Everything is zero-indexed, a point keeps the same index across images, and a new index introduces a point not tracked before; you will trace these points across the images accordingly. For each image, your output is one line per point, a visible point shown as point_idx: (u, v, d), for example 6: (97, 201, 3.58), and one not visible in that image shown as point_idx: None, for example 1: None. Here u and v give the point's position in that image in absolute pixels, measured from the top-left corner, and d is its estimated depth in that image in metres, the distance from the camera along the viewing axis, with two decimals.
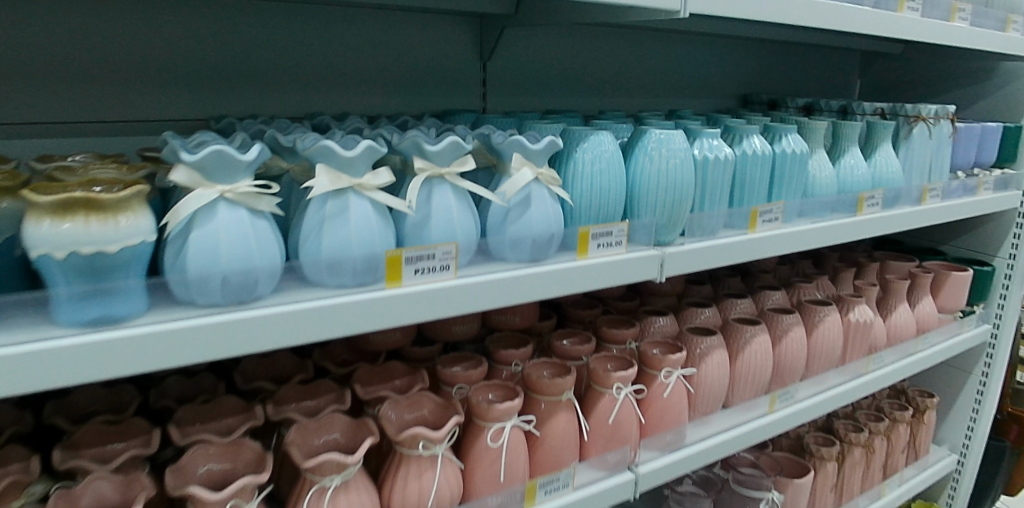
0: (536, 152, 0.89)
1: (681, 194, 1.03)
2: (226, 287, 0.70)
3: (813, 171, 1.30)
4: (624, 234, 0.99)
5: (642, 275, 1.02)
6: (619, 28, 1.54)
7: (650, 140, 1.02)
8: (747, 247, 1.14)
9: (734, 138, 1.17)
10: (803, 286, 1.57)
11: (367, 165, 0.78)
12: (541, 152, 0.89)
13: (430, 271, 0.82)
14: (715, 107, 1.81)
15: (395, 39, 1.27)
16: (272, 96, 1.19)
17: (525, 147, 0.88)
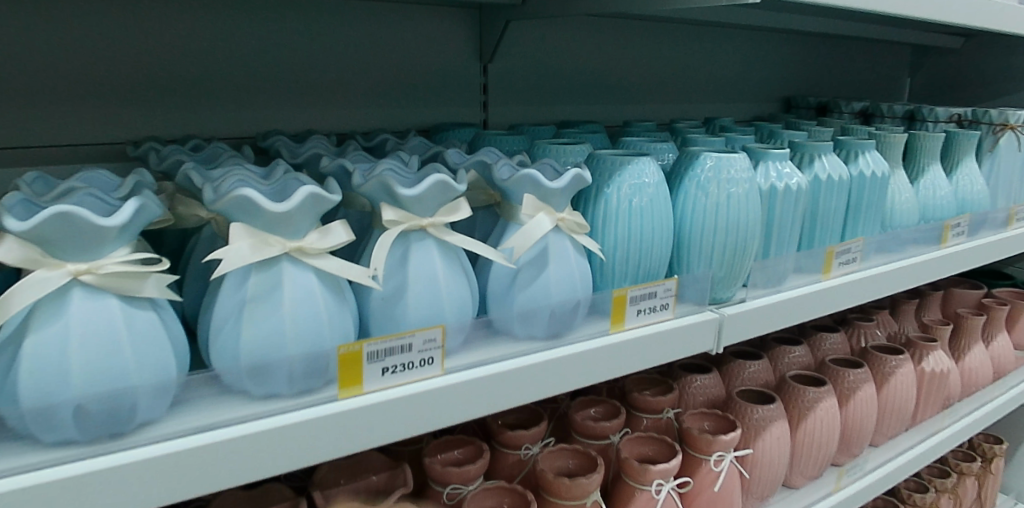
0: (556, 190, 0.64)
1: (745, 238, 0.79)
2: (85, 418, 0.45)
3: (892, 196, 1.05)
4: (672, 294, 0.74)
5: (695, 347, 0.77)
6: (646, 22, 1.29)
7: (704, 167, 0.77)
8: (821, 299, 0.90)
9: (803, 160, 0.92)
10: (866, 326, 1.30)
11: (311, 221, 0.53)
12: (563, 190, 0.64)
13: (408, 368, 0.57)
14: (753, 114, 1.56)
15: (374, 36, 1.03)
16: (217, 109, 0.94)
17: (540, 185, 0.63)
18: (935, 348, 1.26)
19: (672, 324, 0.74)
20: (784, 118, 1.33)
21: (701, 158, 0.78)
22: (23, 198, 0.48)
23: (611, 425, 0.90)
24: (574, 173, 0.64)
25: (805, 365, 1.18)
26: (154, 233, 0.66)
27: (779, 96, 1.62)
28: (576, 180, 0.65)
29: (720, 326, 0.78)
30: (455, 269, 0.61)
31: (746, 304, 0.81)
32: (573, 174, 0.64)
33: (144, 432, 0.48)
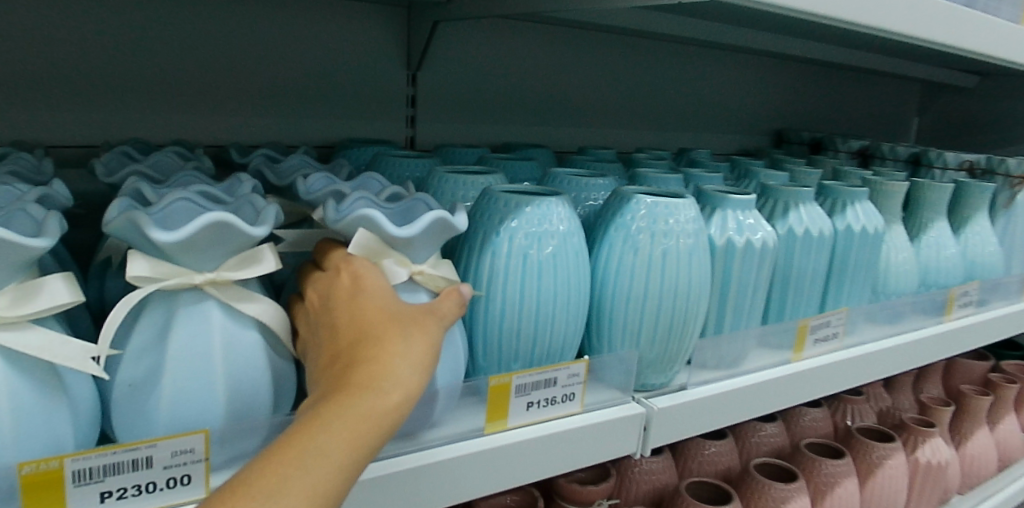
0: (409, 238, 0.46)
1: (687, 310, 0.60)
2: None
3: (887, 256, 0.87)
4: (579, 381, 0.56)
5: (609, 449, 0.58)
6: (613, 36, 1.13)
7: (636, 215, 0.59)
8: (786, 386, 0.72)
9: (776, 208, 0.74)
10: (855, 402, 1.11)
11: (2, 277, 0.37)
12: (421, 237, 0.47)
13: (144, 491, 0.40)
14: (738, 146, 1.39)
15: (273, 33, 0.87)
16: (66, 110, 0.78)
17: (381, 231, 0.45)
18: (930, 434, 1.07)
19: (576, 421, 0.56)
20: (768, 154, 1.15)
21: (632, 203, 0.60)
22: None
23: None
24: (437, 216, 0.46)
25: (777, 448, 0.99)
26: None
27: (769, 129, 1.45)
28: (443, 225, 0.47)
29: (647, 424, 0.60)
30: (248, 344, 0.44)
31: (686, 394, 0.63)
32: (436, 217, 0.46)
33: None
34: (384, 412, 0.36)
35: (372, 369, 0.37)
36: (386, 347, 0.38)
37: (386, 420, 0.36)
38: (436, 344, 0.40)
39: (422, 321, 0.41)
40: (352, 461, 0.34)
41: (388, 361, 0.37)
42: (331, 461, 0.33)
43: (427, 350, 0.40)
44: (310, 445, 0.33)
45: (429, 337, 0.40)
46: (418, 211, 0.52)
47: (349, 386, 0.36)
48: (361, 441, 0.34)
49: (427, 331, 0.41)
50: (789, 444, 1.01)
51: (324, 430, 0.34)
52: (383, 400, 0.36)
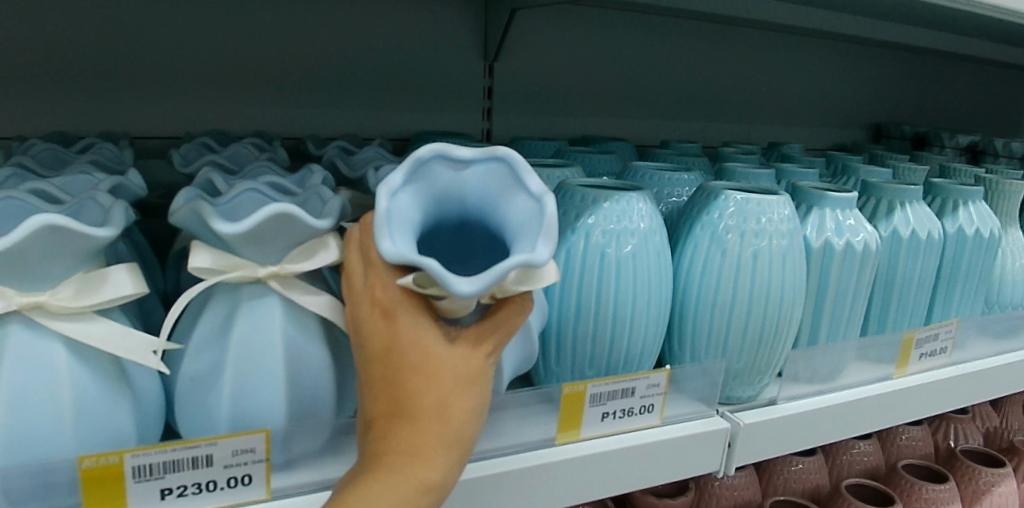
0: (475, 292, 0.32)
1: (779, 319, 0.55)
2: None
3: (1005, 262, 0.78)
4: (659, 392, 0.52)
5: (690, 466, 0.54)
6: (699, 24, 1.07)
7: (724, 213, 0.55)
8: (886, 404, 0.65)
9: (880, 207, 0.67)
10: (959, 421, 1.01)
11: (66, 266, 0.37)
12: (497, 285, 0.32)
13: (204, 490, 0.39)
14: (832, 141, 1.30)
15: (351, 25, 0.86)
16: (150, 103, 0.80)
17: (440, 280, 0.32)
18: None
19: (656, 434, 0.52)
20: (866, 149, 1.07)
21: (721, 200, 0.55)
22: None
23: None
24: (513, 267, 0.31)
25: (872, 468, 0.91)
26: None
27: (866, 123, 1.35)
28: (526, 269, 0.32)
29: (732, 441, 0.55)
30: (310, 344, 0.42)
31: (774, 409, 0.58)
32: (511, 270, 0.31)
33: None
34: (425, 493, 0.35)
35: (411, 453, 0.35)
36: (427, 426, 0.36)
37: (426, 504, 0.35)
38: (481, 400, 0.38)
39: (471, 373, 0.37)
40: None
41: (424, 445, 0.35)
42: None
43: (472, 419, 0.37)
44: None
45: (476, 397, 0.37)
46: (506, 184, 0.35)
47: (389, 475, 0.34)
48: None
49: (470, 390, 0.37)
50: (884, 464, 0.93)
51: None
52: (424, 485, 0.35)
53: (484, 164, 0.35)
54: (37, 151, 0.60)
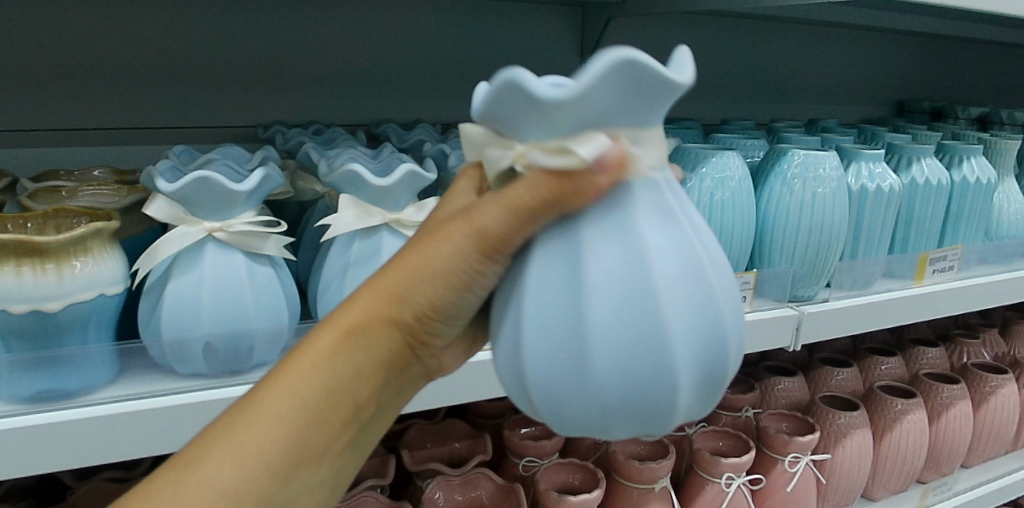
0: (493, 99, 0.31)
1: (830, 238, 0.78)
2: (211, 354, 0.53)
3: (1000, 205, 1.00)
4: (748, 288, 0.75)
5: (772, 342, 0.77)
6: (752, 20, 1.27)
7: (791, 165, 0.78)
8: (910, 306, 0.88)
9: (900, 161, 0.90)
10: (968, 343, 1.23)
11: (410, 195, 0.59)
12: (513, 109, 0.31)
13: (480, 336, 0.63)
14: (860, 117, 1.51)
15: (482, 35, 1.07)
16: (330, 101, 1.00)
17: None
18: None
19: (752, 317, 0.75)
20: (892, 121, 1.27)
21: (788, 156, 0.78)
22: (172, 166, 0.56)
23: (687, 417, 0.90)
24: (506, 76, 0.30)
25: (898, 377, 1.13)
26: (278, 204, 0.72)
27: (889, 100, 1.55)
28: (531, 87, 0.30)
29: (799, 325, 0.78)
30: None
31: (828, 304, 0.81)
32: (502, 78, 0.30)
33: (258, 372, 0.55)
34: (354, 358, 0.37)
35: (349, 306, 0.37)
36: (389, 272, 0.37)
37: (364, 368, 0.38)
38: (445, 275, 0.35)
39: (436, 241, 0.35)
40: (313, 409, 0.37)
41: (370, 288, 0.38)
42: (274, 410, 0.37)
43: (428, 291, 0.36)
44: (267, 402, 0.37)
45: (429, 266, 0.35)
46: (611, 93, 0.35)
47: (321, 339, 0.37)
48: (324, 394, 0.37)
49: (439, 242, 0.35)
50: (908, 375, 1.15)
51: (278, 381, 0.37)
52: (345, 352, 0.37)
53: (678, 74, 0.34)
54: (292, 134, 0.77)
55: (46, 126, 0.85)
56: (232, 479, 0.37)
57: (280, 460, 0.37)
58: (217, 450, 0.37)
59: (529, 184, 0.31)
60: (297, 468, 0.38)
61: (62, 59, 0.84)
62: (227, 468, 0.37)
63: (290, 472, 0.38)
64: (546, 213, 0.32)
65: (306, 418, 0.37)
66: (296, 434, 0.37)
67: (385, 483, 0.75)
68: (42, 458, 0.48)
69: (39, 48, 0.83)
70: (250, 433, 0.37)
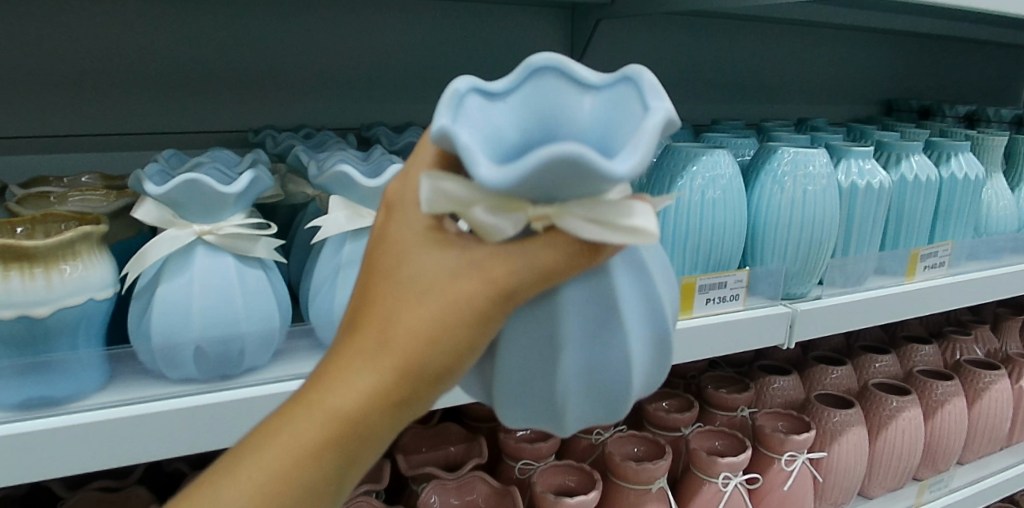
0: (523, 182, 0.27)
1: (821, 236, 0.78)
2: (202, 358, 0.52)
3: (989, 201, 1.01)
4: (742, 286, 0.75)
5: (766, 339, 0.77)
6: (740, 21, 1.28)
7: (781, 162, 0.78)
8: (902, 301, 0.88)
9: (889, 158, 0.91)
10: (961, 340, 1.24)
11: None
12: (542, 178, 0.28)
13: None
14: (849, 117, 1.52)
15: (473, 38, 1.07)
16: (322, 104, 1.00)
17: None
18: None
19: (745, 314, 0.75)
20: (881, 120, 1.28)
21: (778, 153, 0.79)
22: (161, 169, 0.56)
23: (682, 417, 0.89)
24: (558, 158, 0.26)
25: (892, 375, 1.13)
26: (269, 208, 0.71)
27: (878, 99, 1.56)
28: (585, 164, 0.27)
29: (792, 322, 0.78)
30: None
31: (821, 301, 0.81)
32: (550, 161, 0.26)
33: (250, 376, 0.55)
34: (345, 448, 0.35)
35: (335, 385, 0.34)
36: (374, 339, 0.33)
37: (348, 456, 0.35)
38: (436, 360, 0.33)
39: (430, 320, 0.32)
40: (299, 496, 0.35)
41: (352, 360, 0.34)
42: (253, 501, 0.35)
43: (433, 361, 0.32)
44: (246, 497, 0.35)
45: (422, 353, 0.32)
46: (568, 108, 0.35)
47: (304, 418, 0.35)
48: (308, 481, 0.35)
49: (432, 313, 0.32)
50: (902, 372, 1.16)
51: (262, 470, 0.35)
52: (333, 440, 0.34)
53: (608, 93, 0.34)
54: (281, 137, 0.77)
55: (37, 132, 0.85)
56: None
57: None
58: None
59: (553, 245, 0.31)
60: None
61: (47, 66, 0.84)
62: None
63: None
64: (580, 267, 0.32)
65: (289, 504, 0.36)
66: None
67: (380, 488, 0.74)
68: (31, 466, 0.47)
69: (30, 55, 0.83)
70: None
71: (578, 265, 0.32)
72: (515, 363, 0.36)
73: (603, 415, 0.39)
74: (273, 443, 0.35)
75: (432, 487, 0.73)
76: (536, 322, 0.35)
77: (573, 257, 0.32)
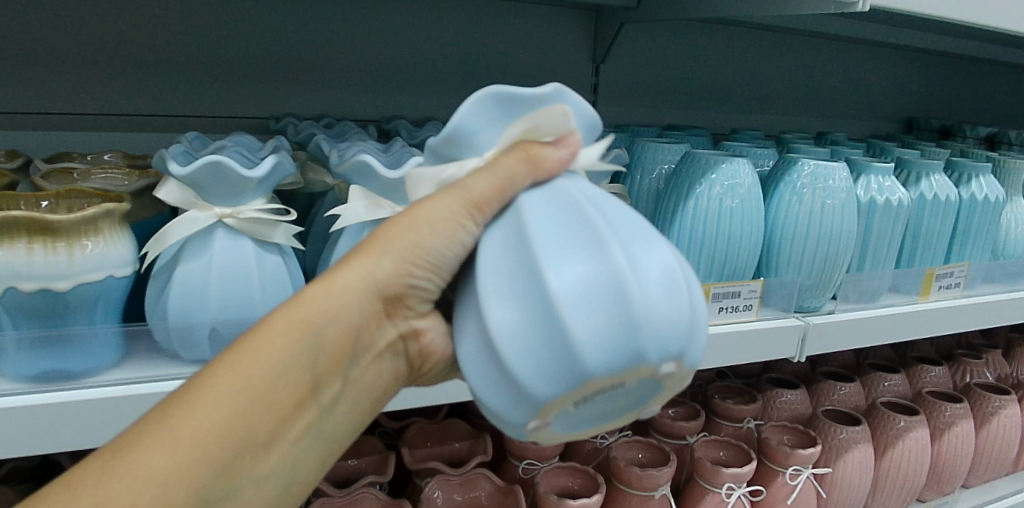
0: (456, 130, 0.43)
1: (837, 250, 0.78)
2: (217, 340, 0.53)
3: (1008, 224, 1.00)
4: (756, 296, 0.75)
5: (778, 351, 0.77)
6: (763, 31, 1.28)
7: (801, 174, 0.78)
8: (916, 320, 0.87)
9: (909, 176, 0.90)
10: (972, 363, 1.22)
11: None
12: (472, 124, 0.43)
13: None
14: (868, 133, 1.51)
15: (496, 36, 1.07)
16: (342, 94, 1.00)
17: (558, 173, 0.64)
18: None
19: (758, 325, 0.75)
20: (901, 137, 1.27)
21: (798, 166, 0.78)
22: (184, 150, 0.56)
23: (689, 426, 0.88)
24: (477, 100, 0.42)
25: (901, 394, 1.12)
26: (287, 195, 0.72)
27: (899, 116, 1.54)
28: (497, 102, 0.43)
29: (804, 336, 0.78)
30: None
31: (834, 316, 0.81)
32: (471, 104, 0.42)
33: None
34: (322, 334, 0.41)
35: (319, 284, 0.42)
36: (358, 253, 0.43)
37: (323, 342, 0.41)
38: (401, 248, 0.42)
39: (397, 225, 0.43)
40: (277, 379, 0.40)
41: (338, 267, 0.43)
42: (230, 378, 0.39)
43: (407, 250, 0.42)
44: (227, 378, 0.39)
45: (391, 244, 0.43)
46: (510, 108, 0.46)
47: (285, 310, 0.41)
48: (291, 362, 0.40)
49: (408, 223, 0.43)
50: (911, 392, 1.15)
51: (243, 355, 0.40)
52: (310, 319, 0.41)
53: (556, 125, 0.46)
54: (302, 126, 0.77)
55: (62, 109, 0.86)
56: (193, 453, 0.38)
57: (242, 431, 0.39)
58: (171, 431, 0.38)
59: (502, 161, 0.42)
60: (247, 443, 0.39)
61: (72, 46, 0.84)
62: (183, 433, 0.38)
63: (253, 442, 0.39)
64: (521, 171, 0.42)
65: (265, 386, 0.40)
66: (257, 404, 0.39)
67: (384, 481, 0.74)
68: (44, 438, 0.48)
69: (58, 32, 0.83)
70: (210, 411, 0.39)
71: (521, 168, 0.41)
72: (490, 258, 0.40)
73: (623, 340, 0.37)
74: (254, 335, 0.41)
75: (436, 481, 0.73)
76: (506, 222, 0.41)
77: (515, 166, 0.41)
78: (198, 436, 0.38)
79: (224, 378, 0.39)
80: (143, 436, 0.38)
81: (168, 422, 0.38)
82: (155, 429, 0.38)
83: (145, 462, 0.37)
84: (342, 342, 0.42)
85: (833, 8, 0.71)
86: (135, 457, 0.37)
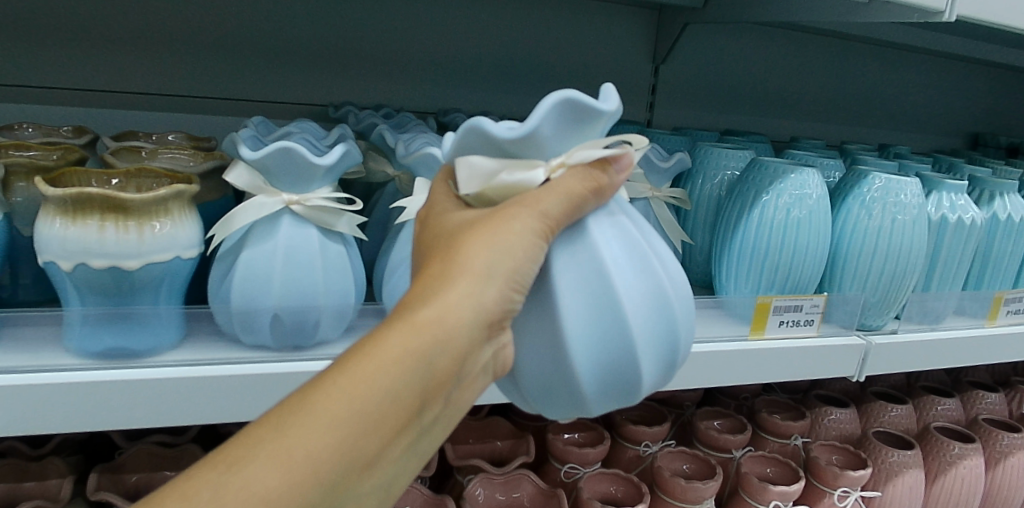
0: None
1: (907, 268, 0.75)
2: (279, 326, 0.53)
3: None
4: (818, 311, 0.72)
5: (838, 369, 0.74)
6: (827, 37, 1.24)
7: (872, 188, 0.75)
8: (980, 344, 0.84)
9: (981, 194, 0.86)
10: None
11: None
12: (546, 131, 0.40)
13: None
14: (929, 147, 1.45)
15: (555, 32, 1.05)
16: (399, 84, 1.00)
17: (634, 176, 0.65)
18: None
19: (818, 341, 0.72)
20: (967, 153, 1.22)
21: (869, 179, 0.75)
22: (253, 135, 0.56)
23: (735, 439, 0.86)
24: (556, 103, 0.38)
25: (954, 420, 1.08)
26: (346, 183, 0.72)
27: (964, 131, 1.48)
28: (573, 109, 0.39)
29: (865, 355, 0.75)
30: None
31: (896, 336, 0.78)
32: (552, 105, 0.38)
33: (320, 349, 0.55)
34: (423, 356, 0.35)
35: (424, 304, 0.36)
36: (453, 267, 0.37)
37: (427, 367, 0.35)
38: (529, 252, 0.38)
39: (493, 239, 0.38)
40: (382, 401, 0.33)
41: (444, 278, 0.37)
42: (347, 399, 0.33)
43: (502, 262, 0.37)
44: (339, 396, 0.33)
45: (496, 263, 0.37)
46: None
47: (396, 329, 0.35)
48: (398, 384, 0.34)
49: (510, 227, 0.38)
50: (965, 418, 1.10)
51: (350, 377, 0.33)
52: (419, 345, 0.34)
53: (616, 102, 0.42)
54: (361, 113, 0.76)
55: (134, 88, 0.87)
56: (302, 482, 0.31)
57: (346, 461, 0.32)
58: (281, 446, 0.31)
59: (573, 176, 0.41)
60: (357, 469, 0.33)
61: (140, 25, 0.85)
62: (279, 462, 0.31)
63: (360, 463, 0.33)
64: (592, 198, 0.41)
65: (376, 409, 0.33)
66: (362, 432, 0.33)
67: (427, 476, 0.73)
68: (103, 414, 0.48)
69: (135, 13, 0.85)
70: (315, 436, 0.32)
71: (590, 195, 0.41)
72: (575, 279, 0.41)
73: None
74: (356, 356, 0.34)
75: (479, 479, 0.72)
76: (579, 248, 0.41)
77: (583, 193, 0.41)
78: (298, 458, 0.31)
79: (332, 403, 0.32)
80: (250, 446, 0.32)
81: (271, 438, 0.32)
82: (260, 446, 0.31)
83: (256, 484, 0.30)
84: (441, 366, 0.35)
85: (917, 16, 0.66)
86: (245, 474, 0.30)
